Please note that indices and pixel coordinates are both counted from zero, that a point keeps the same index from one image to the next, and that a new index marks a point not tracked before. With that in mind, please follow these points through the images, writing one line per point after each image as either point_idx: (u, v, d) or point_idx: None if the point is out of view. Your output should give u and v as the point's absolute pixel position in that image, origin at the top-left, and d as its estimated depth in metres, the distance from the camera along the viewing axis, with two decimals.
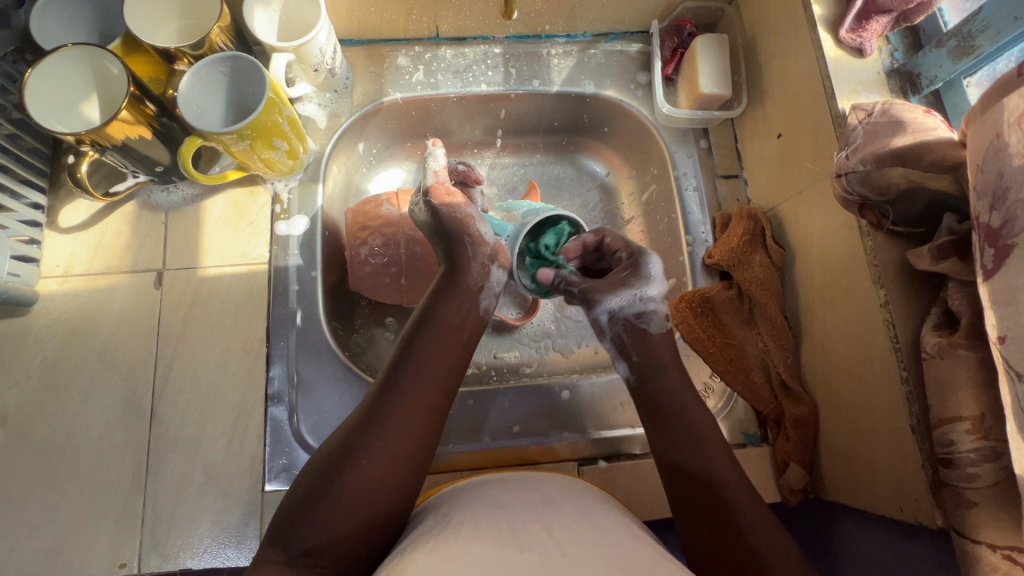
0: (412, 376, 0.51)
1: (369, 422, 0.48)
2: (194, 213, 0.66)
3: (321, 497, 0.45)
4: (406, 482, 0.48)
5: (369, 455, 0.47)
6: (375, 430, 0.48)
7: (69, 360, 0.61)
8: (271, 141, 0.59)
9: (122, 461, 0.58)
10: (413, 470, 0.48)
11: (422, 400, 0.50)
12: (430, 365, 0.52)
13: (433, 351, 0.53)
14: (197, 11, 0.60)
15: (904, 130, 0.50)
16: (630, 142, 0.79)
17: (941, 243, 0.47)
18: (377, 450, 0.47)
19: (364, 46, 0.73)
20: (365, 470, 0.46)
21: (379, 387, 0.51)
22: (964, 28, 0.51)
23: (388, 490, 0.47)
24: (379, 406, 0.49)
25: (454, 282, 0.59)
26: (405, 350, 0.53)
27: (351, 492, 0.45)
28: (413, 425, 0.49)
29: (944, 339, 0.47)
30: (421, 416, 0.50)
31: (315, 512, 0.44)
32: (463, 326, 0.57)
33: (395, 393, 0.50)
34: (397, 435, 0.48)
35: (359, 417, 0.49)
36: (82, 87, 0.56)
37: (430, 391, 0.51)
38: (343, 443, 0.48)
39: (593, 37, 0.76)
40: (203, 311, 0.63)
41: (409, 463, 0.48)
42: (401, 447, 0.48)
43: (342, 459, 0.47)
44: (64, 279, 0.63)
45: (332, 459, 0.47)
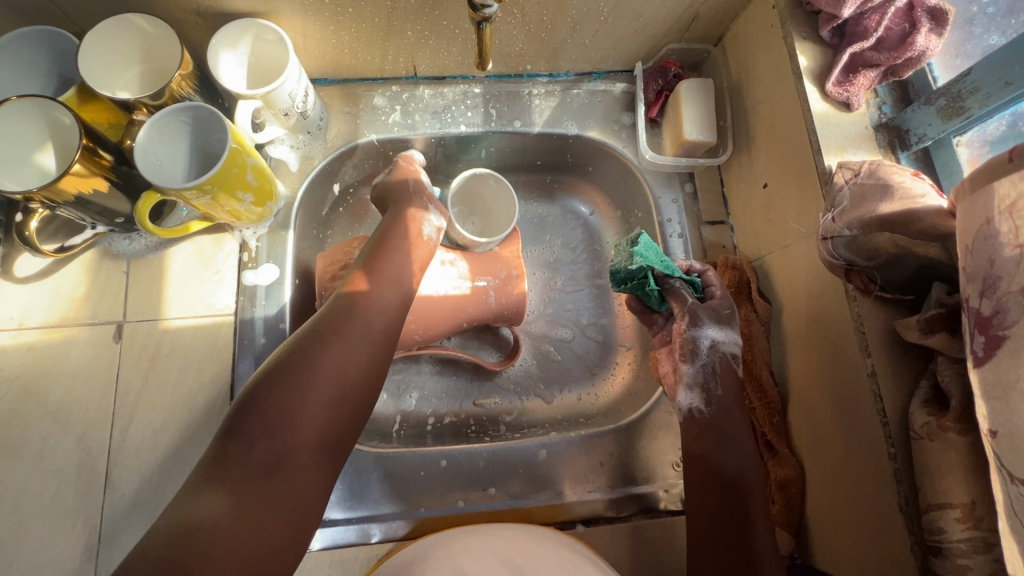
0: (349, 324, 0.50)
1: (302, 362, 0.47)
2: (157, 262, 0.63)
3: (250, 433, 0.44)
4: (341, 430, 0.47)
5: (299, 393, 0.46)
6: (331, 338, 0.49)
7: (20, 419, 0.57)
8: (236, 192, 0.57)
9: (73, 529, 0.55)
10: (347, 416, 0.48)
11: (376, 313, 0.52)
12: (369, 310, 0.52)
13: (370, 291, 0.53)
14: (159, 54, 0.56)
15: (891, 196, 0.48)
16: (614, 183, 0.77)
17: (929, 315, 0.45)
18: (333, 355, 0.48)
19: (339, 85, 0.71)
20: (297, 411, 0.45)
21: (314, 330, 0.49)
22: (953, 88, 0.49)
23: (320, 437, 0.46)
24: (311, 347, 0.48)
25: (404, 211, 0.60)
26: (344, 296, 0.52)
27: (285, 435, 0.44)
28: (368, 334, 0.50)
29: (933, 419, 0.44)
30: (357, 362, 0.49)
31: (244, 454, 0.43)
32: (412, 256, 0.58)
33: (350, 306, 0.51)
34: (331, 379, 0.47)
35: (287, 356, 0.47)
36: (36, 137, 0.53)
37: (367, 339, 0.50)
38: (296, 348, 0.48)
39: (576, 76, 0.74)
40: (163, 366, 0.60)
41: (364, 372, 0.49)
42: (355, 352, 0.49)
43: (297, 367, 0.46)
44: (17, 332, 0.60)
45: (260, 394, 0.45)
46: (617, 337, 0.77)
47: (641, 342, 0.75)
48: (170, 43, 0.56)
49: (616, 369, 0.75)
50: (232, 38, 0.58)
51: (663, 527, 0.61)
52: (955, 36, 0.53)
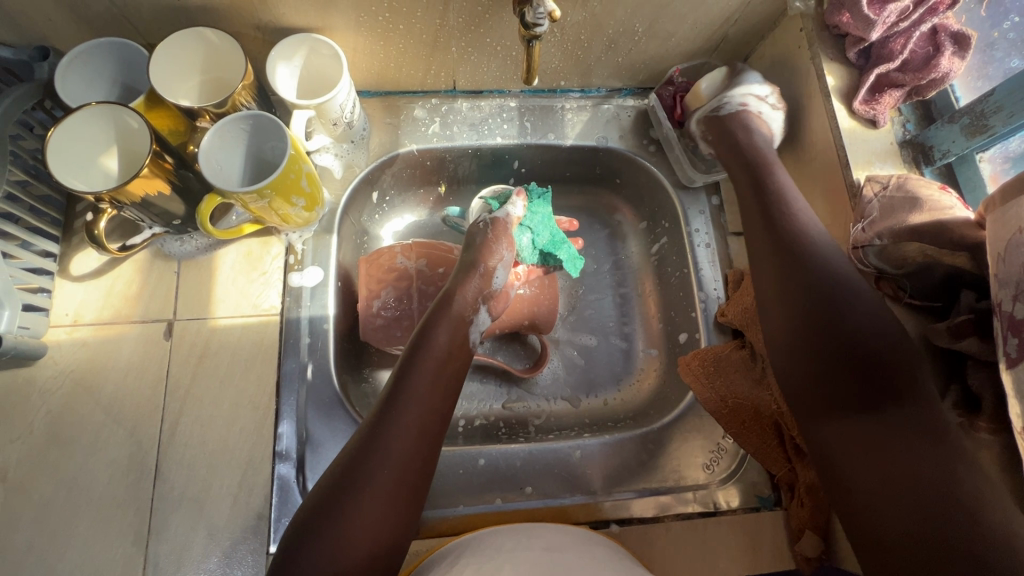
0: (407, 404, 0.53)
1: (361, 464, 0.49)
2: (206, 263, 0.66)
3: (321, 527, 0.46)
4: (407, 510, 0.50)
5: (366, 484, 0.48)
6: (381, 447, 0.50)
7: (74, 412, 0.59)
8: (290, 197, 0.60)
9: (123, 520, 0.57)
10: (413, 496, 0.50)
11: (422, 411, 0.53)
12: (421, 386, 0.55)
13: (420, 385, 0.55)
14: (221, 66, 0.60)
15: (920, 208, 0.51)
16: (642, 194, 0.80)
17: (959, 321, 0.48)
18: (386, 472, 0.49)
19: (382, 97, 0.74)
20: (365, 500, 0.47)
21: (374, 414, 0.53)
22: (977, 107, 0.52)
23: (389, 520, 0.48)
24: (373, 432, 0.51)
25: (444, 311, 0.61)
26: (399, 376, 0.56)
27: (356, 521, 0.46)
28: (414, 441, 0.51)
29: (965, 419, 0.46)
30: (415, 439, 0.52)
31: (318, 546, 0.45)
32: (452, 359, 0.59)
33: (398, 410, 0.52)
34: (396, 461, 0.50)
35: (354, 448, 0.50)
36: (105, 141, 0.56)
37: (421, 418, 0.53)
38: (353, 458, 0.50)
39: (607, 92, 0.77)
40: (212, 363, 0.62)
41: (417, 466, 0.51)
42: (405, 458, 0.50)
43: (353, 477, 0.48)
44: (72, 328, 0.62)
45: (332, 488, 0.48)
46: (644, 344, 0.78)
47: (668, 350, 0.76)
48: (232, 55, 0.59)
49: (643, 375, 0.77)
50: (288, 51, 0.61)
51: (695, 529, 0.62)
52: (976, 58, 0.57)
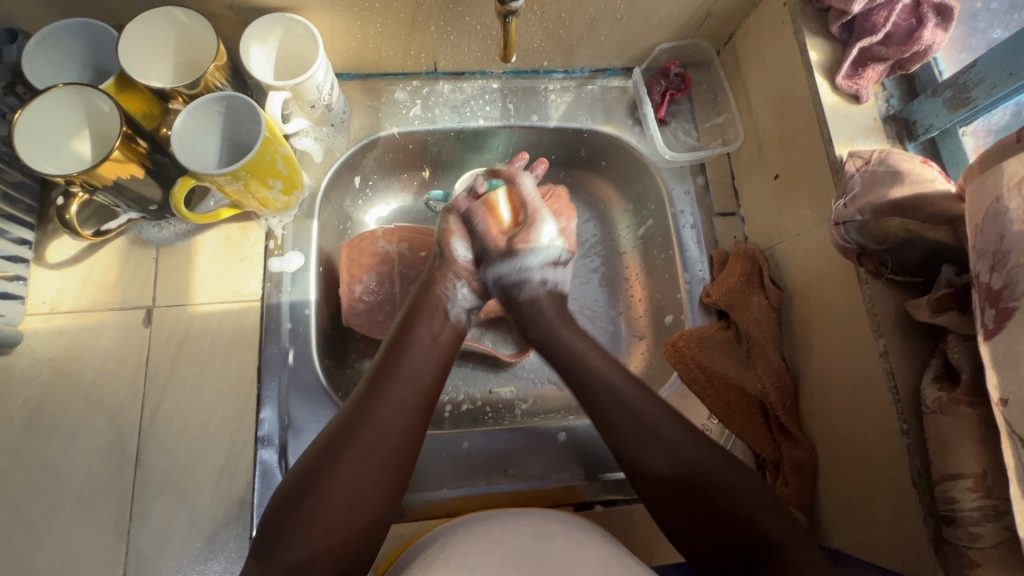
0: (390, 383, 0.52)
1: (340, 443, 0.48)
2: (185, 249, 0.65)
3: (300, 506, 0.45)
4: (392, 486, 0.49)
5: (350, 459, 0.47)
6: (362, 426, 0.49)
7: (53, 400, 0.59)
8: (266, 179, 0.59)
9: (105, 506, 0.57)
10: (398, 473, 0.49)
11: (406, 391, 0.52)
12: (409, 362, 0.54)
13: (404, 364, 0.54)
14: (194, 48, 0.58)
15: (901, 181, 0.50)
16: (627, 176, 0.79)
17: (940, 295, 0.47)
18: (364, 450, 0.48)
19: (362, 79, 0.73)
20: (347, 474, 0.47)
21: (361, 391, 0.52)
22: (959, 80, 0.52)
23: (376, 495, 0.48)
24: (358, 409, 0.50)
25: (428, 295, 0.61)
26: (387, 354, 0.55)
27: (337, 497, 0.46)
28: (398, 419, 0.50)
29: (944, 393, 0.46)
30: (403, 417, 0.51)
31: (298, 521, 0.44)
32: (435, 343, 0.58)
33: (381, 389, 0.51)
34: (379, 440, 0.49)
35: (339, 423, 0.50)
36: (76, 125, 0.55)
37: (409, 395, 0.52)
38: (331, 438, 0.49)
39: (591, 72, 0.76)
40: (192, 350, 0.62)
41: (403, 444, 0.50)
42: (388, 437, 0.49)
43: (330, 457, 0.47)
44: (49, 316, 0.61)
45: (313, 464, 0.47)
46: (630, 327, 0.78)
47: (654, 332, 0.76)
48: (205, 37, 0.58)
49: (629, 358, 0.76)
50: (262, 32, 0.60)
51: None
52: (960, 30, 0.56)
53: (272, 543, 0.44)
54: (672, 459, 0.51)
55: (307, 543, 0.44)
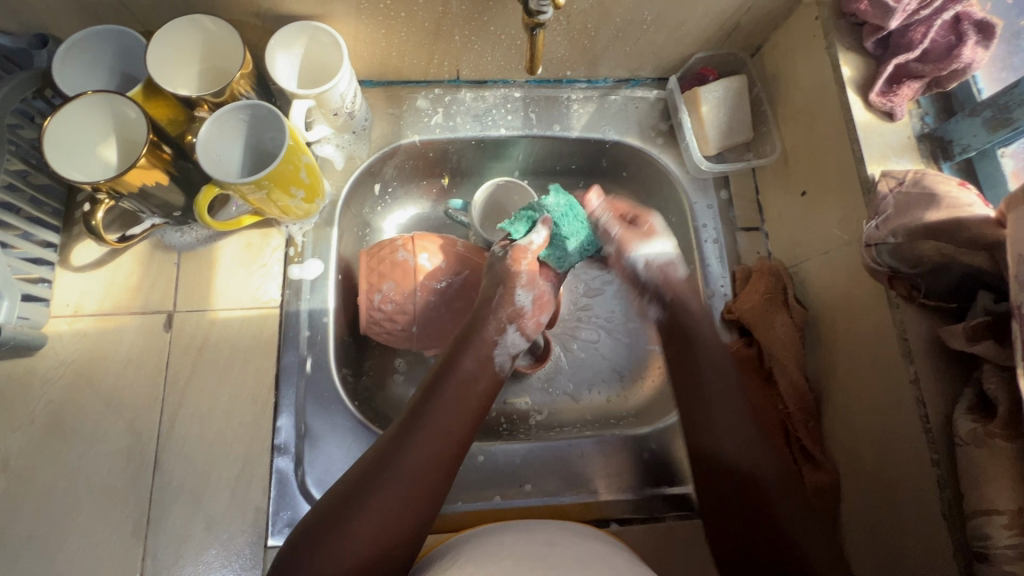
0: (423, 427, 0.52)
1: (367, 485, 0.49)
2: (206, 255, 0.65)
3: (319, 546, 0.46)
4: (413, 531, 0.49)
5: (375, 502, 0.48)
6: (389, 469, 0.49)
7: (75, 404, 0.59)
8: (289, 188, 0.59)
9: (123, 511, 0.57)
10: (421, 518, 0.49)
11: (438, 437, 0.52)
12: (444, 413, 0.54)
13: (439, 406, 0.54)
14: (220, 54, 0.59)
15: (937, 205, 0.49)
16: (649, 188, 0.78)
17: (975, 323, 0.46)
18: (388, 492, 0.48)
19: (384, 87, 0.73)
20: (369, 515, 0.47)
21: (392, 436, 0.52)
22: (1000, 100, 0.50)
23: (395, 538, 0.47)
24: (387, 455, 0.50)
25: (473, 334, 0.60)
26: (422, 400, 0.55)
27: (353, 540, 0.46)
28: (425, 465, 0.51)
29: (979, 425, 0.45)
30: (430, 461, 0.51)
31: (314, 562, 0.45)
32: (475, 389, 0.57)
33: (413, 432, 0.52)
34: (403, 482, 0.49)
35: (367, 464, 0.50)
36: (103, 132, 0.56)
37: (442, 441, 0.52)
38: (359, 478, 0.50)
39: (614, 82, 0.75)
40: (211, 356, 0.62)
41: (429, 489, 0.50)
42: (416, 482, 0.50)
43: (355, 496, 0.48)
44: (72, 318, 0.62)
45: (337, 504, 0.48)
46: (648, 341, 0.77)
47: None
48: (231, 44, 0.58)
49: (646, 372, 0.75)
50: (288, 40, 0.60)
51: (696, 529, 0.61)
52: (1000, 48, 0.54)
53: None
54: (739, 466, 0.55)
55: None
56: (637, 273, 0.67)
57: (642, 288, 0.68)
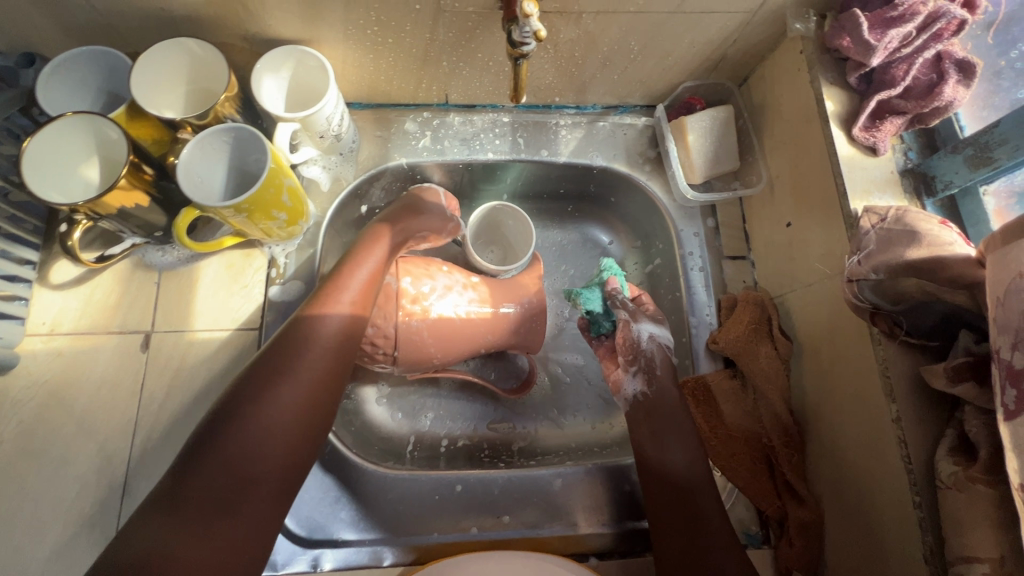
0: (309, 334, 0.51)
1: (252, 393, 0.48)
2: (187, 274, 0.65)
3: (205, 455, 0.45)
4: (305, 435, 0.49)
5: (258, 409, 0.47)
6: (274, 379, 0.49)
7: (46, 424, 0.58)
8: (270, 212, 0.59)
9: (89, 535, 0.56)
10: (314, 424, 0.50)
11: (325, 344, 0.51)
12: (318, 337, 0.51)
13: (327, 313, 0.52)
14: (207, 77, 0.59)
15: (919, 242, 0.48)
16: (636, 214, 0.78)
17: (957, 363, 0.45)
18: (273, 401, 0.48)
19: (373, 109, 0.73)
20: (254, 423, 0.47)
21: (277, 342, 0.51)
22: (981, 139, 0.50)
23: (288, 446, 0.48)
24: (260, 380, 0.48)
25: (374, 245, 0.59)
26: (292, 325, 0.52)
27: (237, 449, 0.46)
28: (312, 372, 0.50)
29: (959, 468, 0.44)
30: (317, 368, 0.50)
31: (201, 471, 0.45)
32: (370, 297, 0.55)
33: (300, 338, 0.51)
34: (288, 389, 0.49)
35: (251, 373, 0.49)
36: (83, 153, 0.56)
37: (330, 347, 0.51)
38: (241, 386, 0.48)
39: (602, 108, 0.76)
40: (188, 378, 0.61)
41: (319, 396, 0.50)
42: (304, 389, 0.49)
43: (239, 404, 0.47)
44: (48, 337, 0.61)
45: (219, 414, 0.47)
46: None
47: None
48: (218, 68, 0.58)
49: None
50: (275, 63, 0.60)
51: None
52: (982, 87, 0.54)
53: (145, 524, 0.42)
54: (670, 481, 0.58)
55: (193, 543, 0.42)
56: (640, 344, 0.67)
57: (637, 356, 0.67)
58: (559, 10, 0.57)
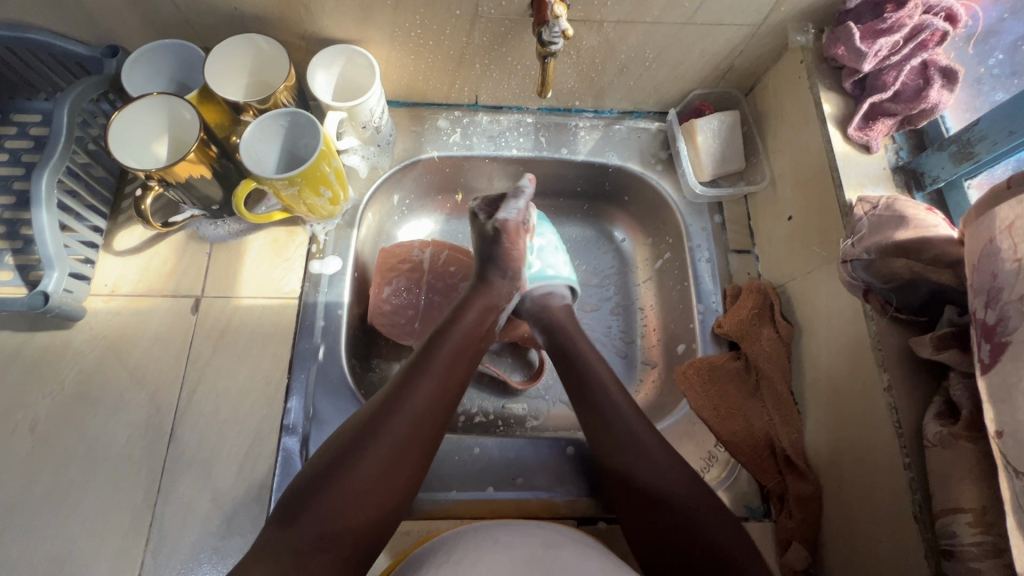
0: (426, 379, 0.57)
1: (374, 428, 0.53)
2: (236, 247, 0.71)
3: (327, 485, 0.49)
4: (414, 469, 0.54)
5: (383, 443, 0.52)
6: (394, 415, 0.54)
7: (103, 375, 0.64)
8: (317, 188, 0.65)
9: (137, 477, 0.60)
10: (422, 461, 0.55)
11: (439, 388, 0.58)
12: (430, 384, 0.57)
13: (440, 362, 0.59)
14: (267, 71, 0.66)
15: (906, 225, 0.53)
16: (647, 212, 0.84)
17: (941, 333, 0.49)
18: (393, 436, 0.53)
19: (409, 107, 0.80)
20: (377, 455, 0.51)
21: (398, 380, 0.57)
22: (962, 137, 0.55)
23: (399, 478, 0.52)
24: (382, 416, 0.54)
25: (480, 293, 0.69)
26: (411, 370, 0.58)
27: (361, 478, 0.50)
28: (427, 411, 0.56)
29: (945, 428, 0.48)
30: (431, 407, 0.56)
31: (326, 495, 0.48)
32: (473, 347, 0.64)
33: (417, 382, 0.57)
34: (407, 424, 0.54)
35: (374, 408, 0.55)
36: (156, 129, 0.63)
37: (442, 390, 0.58)
38: (365, 422, 0.54)
39: (619, 113, 0.82)
40: (232, 339, 0.67)
41: (431, 433, 0.56)
42: (419, 425, 0.55)
43: (362, 437, 0.52)
44: (109, 297, 0.67)
45: (346, 446, 0.52)
46: (642, 355, 0.80)
47: (666, 360, 0.78)
48: (278, 62, 0.66)
49: (640, 384, 0.78)
50: (327, 60, 0.67)
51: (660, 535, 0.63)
52: (965, 92, 0.60)
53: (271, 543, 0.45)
54: (629, 446, 0.58)
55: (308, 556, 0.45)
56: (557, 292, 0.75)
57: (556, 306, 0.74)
58: (583, 18, 0.64)
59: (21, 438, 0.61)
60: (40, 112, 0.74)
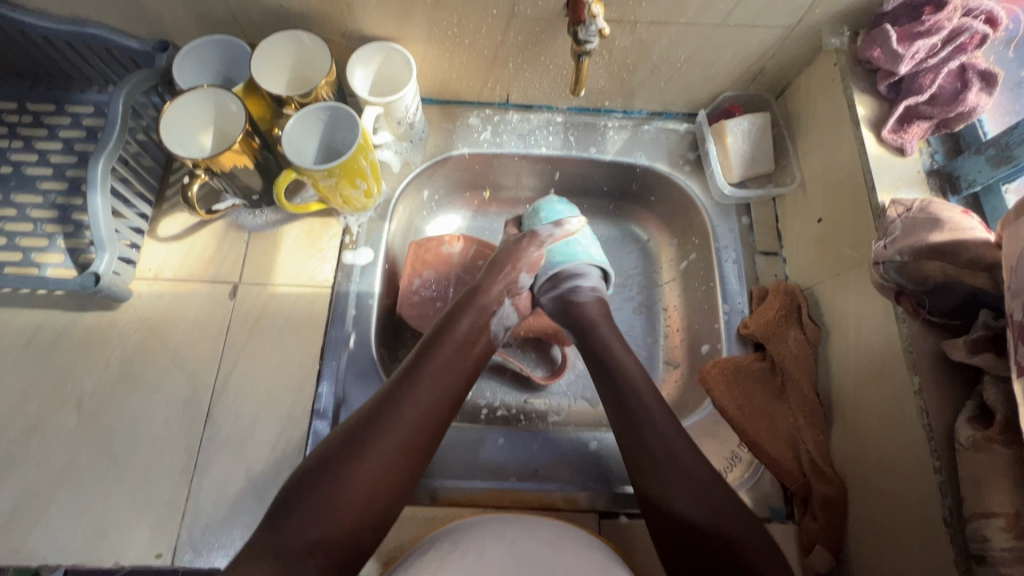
0: (414, 391, 0.55)
1: (356, 442, 0.51)
2: (272, 236, 0.73)
3: (302, 499, 0.48)
4: (399, 486, 0.51)
5: (363, 457, 0.50)
6: (376, 429, 0.52)
7: (145, 355, 0.67)
8: (354, 180, 0.67)
9: (175, 453, 0.63)
10: (407, 476, 0.52)
11: (426, 401, 0.55)
12: (420, 396, 0.55)
13: (430, 373, 0.57)
14: (308, 66, 0.69)
15: (942, 228, 0.52)
16: (674, 212, 0.85)
17: (975, 336, 0.49)
18: (375, 450, 0.51)
19: (441, 105, 0.82)
20: (359, 470, 0.50)
21: (386, 391, 0.55)
22: (1001, 140, 0.55)
23: (381, 494, 0.50)
24: (364, 430, 0.52)
25: (472, 300, 0.66)
26: (400, 380, 0.56)
27: (342, 492, 0.48)
28: (414, 424, 0.53)
29: (978, 432, 0.47)
30: (417, 421, 0.54)
31: (300, 510, 0.47)
32: (468, 355, 0.61)
33: (404, 395, 0.55)
34: (390, 438, 0.52)
35: (357, 421, 0.53)
36: (203, 120, 0.66)
37: (431, 401, 0.55)
38: (348, 436, 0.52)
39: (648, 114, 0.83)
40: (267, 325, 0.69)
41: (418, 448, 0.53)
42: (404, 439, 0.52)
43: (346, 450, 0.51)
44: (152, 281, 0.70)
45: (324, 460, 0.50)
46: (666, 355, 0.81)
47: (689, 361, 0.78)
48: (318, 58, 0.68)
49: (663, 383, 0.79)
50: (366, 57, 0.69)
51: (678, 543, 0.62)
52: (1004, 97, 0.59)
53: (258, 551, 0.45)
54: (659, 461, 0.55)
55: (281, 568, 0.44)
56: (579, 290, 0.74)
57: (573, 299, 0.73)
58: (618, 19, 0.65)
59: (68, 412, 0.64)
60: (92, 104, 0.77)
